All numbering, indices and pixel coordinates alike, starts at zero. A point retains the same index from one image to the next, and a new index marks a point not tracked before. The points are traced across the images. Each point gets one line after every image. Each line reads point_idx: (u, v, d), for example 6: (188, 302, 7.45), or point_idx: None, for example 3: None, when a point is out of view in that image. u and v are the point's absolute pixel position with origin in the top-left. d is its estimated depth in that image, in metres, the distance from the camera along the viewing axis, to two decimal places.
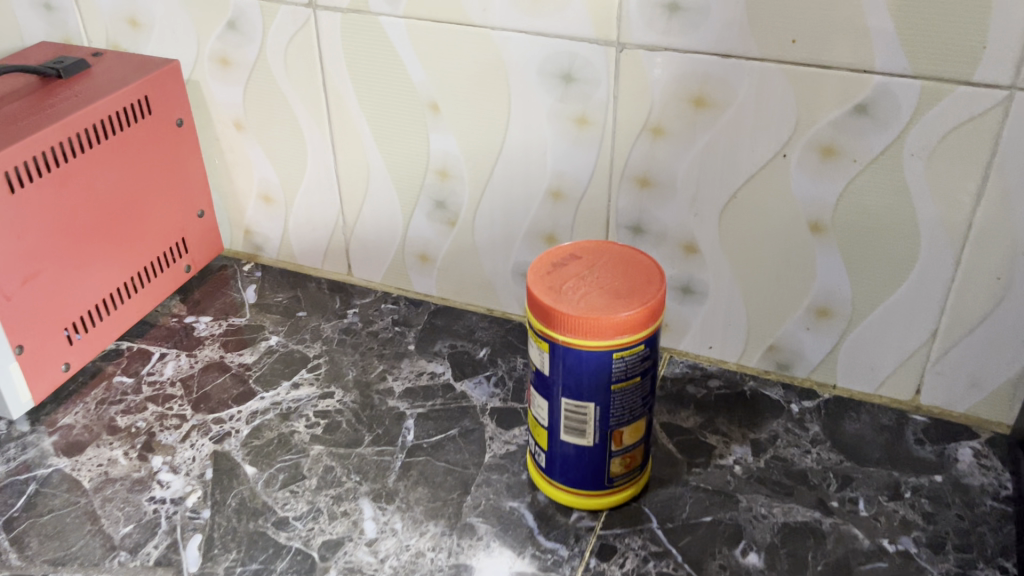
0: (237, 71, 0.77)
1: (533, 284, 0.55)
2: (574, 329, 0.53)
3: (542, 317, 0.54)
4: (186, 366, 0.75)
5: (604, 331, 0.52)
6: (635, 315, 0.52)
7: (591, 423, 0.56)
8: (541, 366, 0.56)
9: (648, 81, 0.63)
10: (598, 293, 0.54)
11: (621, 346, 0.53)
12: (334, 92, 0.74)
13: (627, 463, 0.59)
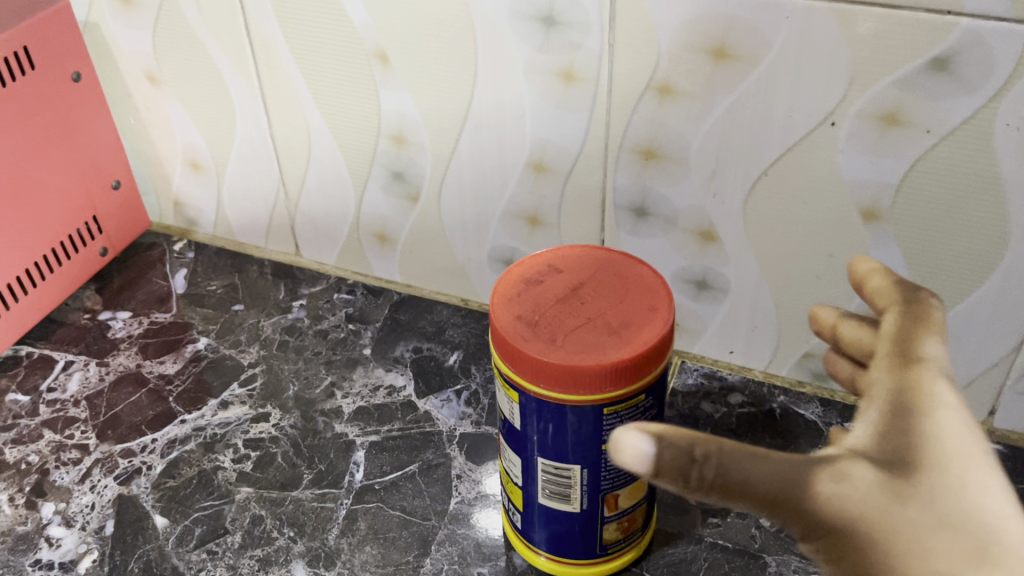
0: (141, 13, 0.62)
1: (498, 314, 0.42)
2: (551, 381, 0.40)
3: (510, 362, 0.41)
4: (94, 379, 0.62)
5: (591, 383, 0.40)
6: (632, 360, 0.39)
7: (577, 485, 0.44)
8: (509, 416, 0.44)
9: (653, 26, 0.48)
10: (583, 327, 0.41)
11: (614, 399, 0.40)
12: (260, 38, 0.59)
13: (625, 528, 0.46)
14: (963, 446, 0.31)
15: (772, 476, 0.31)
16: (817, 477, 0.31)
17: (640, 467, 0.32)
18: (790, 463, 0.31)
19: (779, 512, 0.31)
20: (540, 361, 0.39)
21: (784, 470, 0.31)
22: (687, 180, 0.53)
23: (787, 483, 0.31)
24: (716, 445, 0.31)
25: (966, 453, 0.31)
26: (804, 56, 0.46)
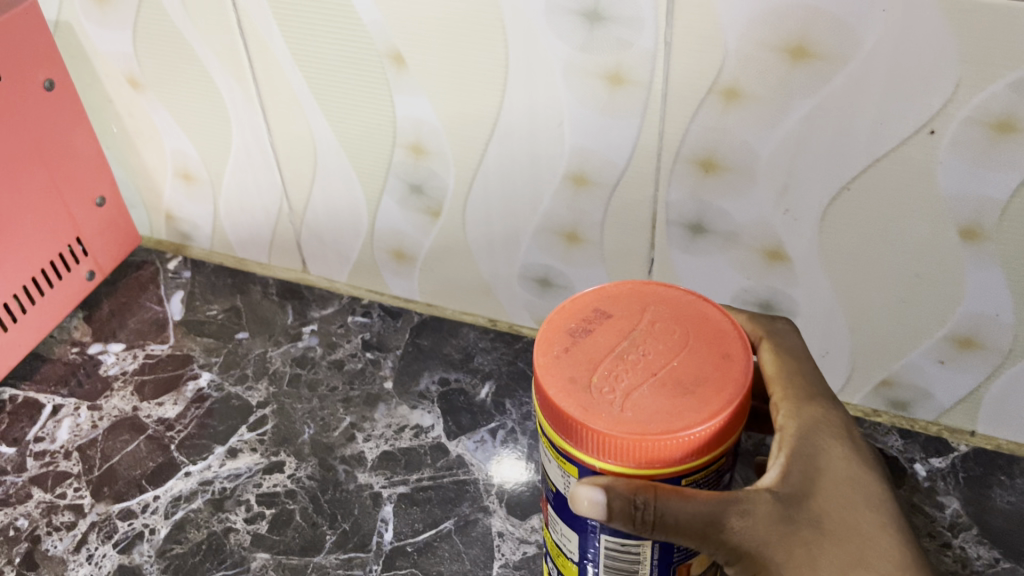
0: (117, 11, 0.55)
1: (547, 378, 0.35)
2: (622, 458, 0.33)
3: (568, 437, 0.34)
4: (87, 426, 0.55)
5: (670, 456, 0.33)
6: (716, 425, 0.33)
7: (646, 565, 0.37)
8: (563, 487, 0.36)
9: (719, 22, 0.41)
10: (650, 389, 0.34)
11: (694, 470, 0.34)
12: (255, 37, 0.52)
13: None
14: (858, 476, 0.37)
15: (698, 517, 0.33)
16: (735, 511, 0.34)
17: (594, 512, 0.33)
18: (713, 501, 0.33)
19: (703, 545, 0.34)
20: (609, 436, 0.32)
21: (706, 510, 0.33)
22: (751, 193, 0.46)
23: (708, 521, 0.33)
24: (652, 487, 0.33)
25: (851, 462, 0.37)
26: (901, 55, 0.39)
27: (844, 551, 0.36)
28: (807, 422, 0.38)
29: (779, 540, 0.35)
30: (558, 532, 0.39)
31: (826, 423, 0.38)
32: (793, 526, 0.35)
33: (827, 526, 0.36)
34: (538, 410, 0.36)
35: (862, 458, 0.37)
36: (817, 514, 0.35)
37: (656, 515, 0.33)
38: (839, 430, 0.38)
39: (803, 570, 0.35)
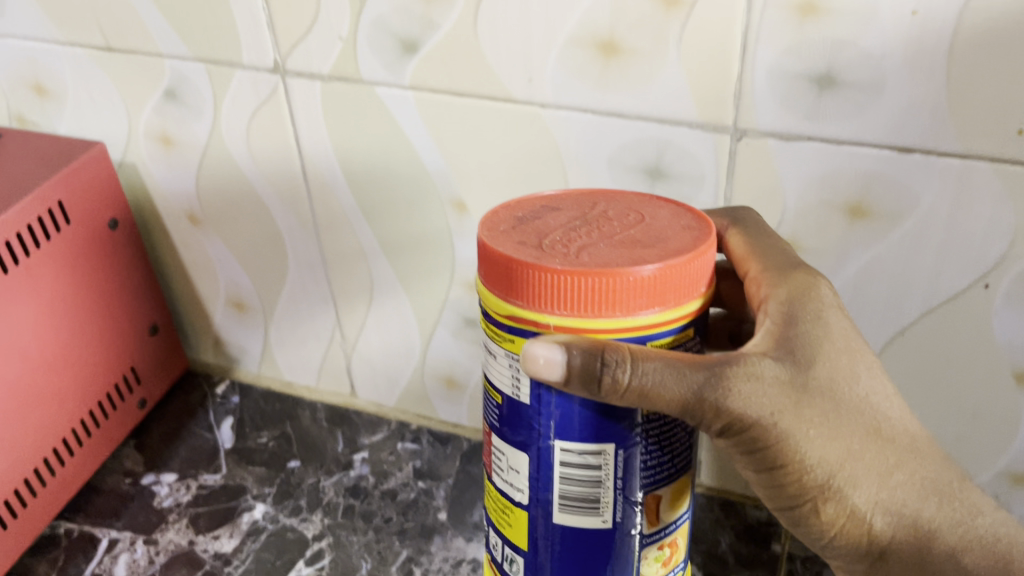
0: (183, 154, 0.57)
1: (485, 238, 0.32)
2: (572, 298, 0.29)
3: (513, 297, 0.31)
4: (143, 562, 0.55)
5: (627, 302, 0.30)
6: (674, 272, 0.30)
7: (608, 495, 0.33)
8: (510, 390, 0.33)
9: (780, 181, 0.43)
10: (605, 244, 0.31)
11: (656, 325, 0.31)
12: (319, 182, 0.54)
13: (664, 559, 0.35)
14: (852, 346, 0.35)
15: (684, 366, 0.30)
16: (729, 379, 0.31)
17: (549, 374, 0.29)
18: (701, 372, 0.31)
19: (694, 411, 0.31)
20: (554, 274, 0.29)
21: (696, 408, 0.31)
22: None
23: (699, 402, 0.31)
24: (628, 350, 0.29)
25: (845, 339, 0.35)
26: (956, 216, 0.41)
27: (850, 414, 0.34)
28: (787, 297, 0.36)
29: (786, 401, 0.32)
30: (504, 473, 0.35)
31: (809, 298, 0.36)
32: (805, 417, 0.33)
33: (831, 388, 0.34)
34: (480, 286, 0.33)
35: (857, 335, 0.36)
36: (815, 374, 0.33)
37: (638, 386, 0.29)
38: (834, 317, 0.36)
39: (805, 436, 0.33)
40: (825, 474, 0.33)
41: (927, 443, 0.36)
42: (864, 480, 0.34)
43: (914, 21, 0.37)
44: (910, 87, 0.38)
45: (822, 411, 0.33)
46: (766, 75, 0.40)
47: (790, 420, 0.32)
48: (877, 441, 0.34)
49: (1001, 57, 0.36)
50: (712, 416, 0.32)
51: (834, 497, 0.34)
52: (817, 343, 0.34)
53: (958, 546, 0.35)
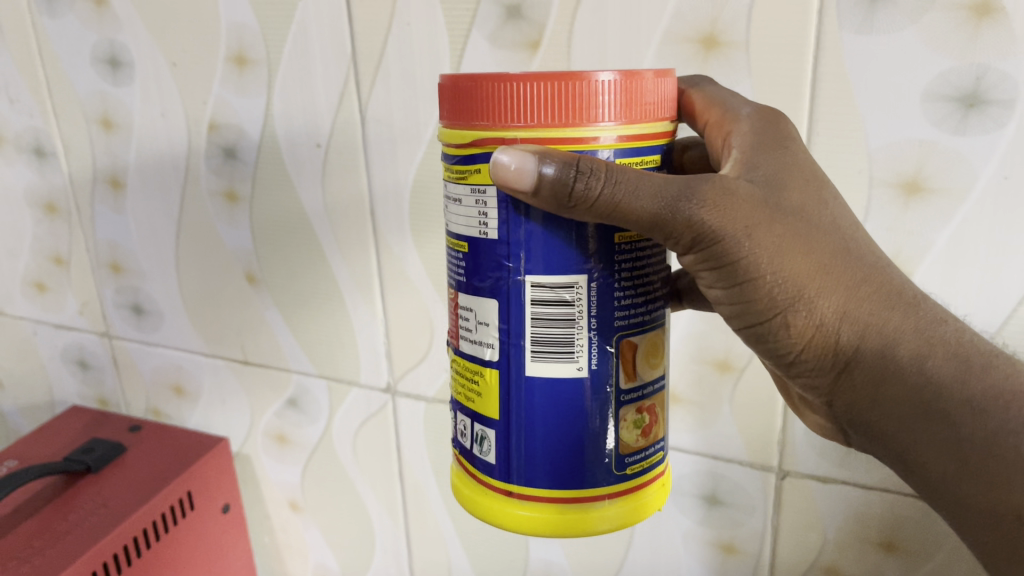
0: (295, 451, 0.66)
1: (449, 80, 0.35)
2: (539, 109, 0.32)
3: (480, 119, 0.33)
4: None
5: (591, 109, 0.32)
6: (634, 80, 0.33)
7: (582, 336, 0.34)
8: (478, 230, 0.35)
9: (819, 515, 0.51)
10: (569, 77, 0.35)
11: (623, 139, 0.33)
12: (412, 483, 0.62)
13: (643, 429, 0.37)
14: (813, 173, 0.35)
15: (658, 180, 0.32)
16: (700, 181, 0.33)
17: (521, 182, 0.31)
18: (675, 179, 0.32)
19: (669, 227, 0.32)
20: (519, 84, 0.32)
21: (671, 188, 0.32)
22: None
23: (672, 201, 0.32)
24: (604, 162, 0.32)
25: (813, 165, 0.36)
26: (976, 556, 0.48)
27: (818, 218, 0.34)
28: (753, 130, 0.37)
29: (758, 215, 0.33)
30: (472, 333, 0.37)
31: (778, 123, 0.37)
32: (768, 208, 0.33)
33: (801, 206, 0.34)
34: (446, 133, 0.36)
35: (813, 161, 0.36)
36: (785, 194, 0.34)
37: (608, 180, 0.31)
38: (800, 142, 0.37)
39: (773, 251, 0.33)
40: (790, 268, 0.33)
41: (899, 269, 0.36)
42: (829, 287, 0.34)
43: None
44: None
45: (793, 227, 0.34)
46: (804, 433, 0.50)
47: (760, 233, 0.33)
48: (845, 257, 0.34)
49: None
50: (686, 233, 0.32)
51: (802, 309, 0.34)
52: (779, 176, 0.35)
53: (920, 347, 0.34)
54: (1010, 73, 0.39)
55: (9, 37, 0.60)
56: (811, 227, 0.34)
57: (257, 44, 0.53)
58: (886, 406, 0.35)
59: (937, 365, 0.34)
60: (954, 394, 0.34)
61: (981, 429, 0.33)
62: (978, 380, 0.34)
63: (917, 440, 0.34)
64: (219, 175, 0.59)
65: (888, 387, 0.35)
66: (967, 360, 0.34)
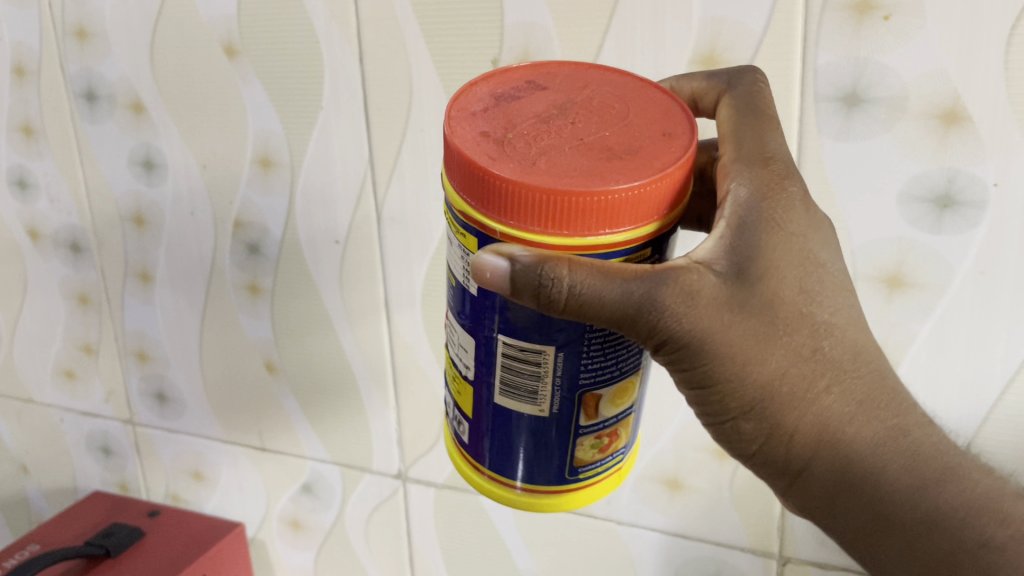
0: (309, 535, 0.69)
1: (452, 135, 0.34)
2: (519, 213, 0.31)
3: (466, 195, 0.33)
4: None
5: (582, 223, 0.31)
6: (629, 191, 0.31)
7: (546, 388, 0.35)
8: (462, 277, 0.35)
9: None
10: (571, 149, 0.33)
11: (612, 247, 0.32)
12: (424, 569, 0.66)
13: (601, 447, 0.38)
14: (800, 263, 0.36)
15: (636, 286, 0.32)
16: (676, 280, 0.33)
17: (496, 284, 0.32)
18: (648, 278, 0.32)
19: (639, 331, 0.33)
20: (505, 182, 0.31)
21: (643, 290, 0.32)
22: None
23: (639, 308, 0.32)
24: (581, 268, 0.31)
25: (802, 247, 0.36)
26: None
27: (794, 318, 0.35)
28: (758, 195, 0.36)
29: (734, 323, 0.34)
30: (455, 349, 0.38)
31: (776, 196, 0.36)
32: (742, 309, 0.34)
33: (782, 308, 0.35)
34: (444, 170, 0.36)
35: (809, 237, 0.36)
36: (768, 293, 0.35)
37: (579, 289, 0.31)
38: (796, 217, 0.36)
39: (744, 358, 0.35)
40: (757, 373, 0.35)
41: (866, 357, 0.38)
42: (796, 398, 0.36)
43: None
44: None
45: (769, 335, 0.35)
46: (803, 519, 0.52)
47: (733, 345, 0.34)
48: (817, 365, 0.36)
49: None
50: (655, 339, 0.33)
51: (766, 416, 0.36)
52: (766, 271, 0.35)
53: (877, 461, 0.38)
54: (979, 176, 0.42)
55: (50, 141, 0.64)
56: (785, 330, 0.35)
57: (282, 147, 0.57)
58: (841, 505, 0.39)
59: (890, 476, 0.38)
60: (905, 506, 0.39)
61: (926, 540, 0.39)
62: (927, 493, 0.39)
63: (865, 539, 0.39)
64: (243, 269, 0.62)
65: (842, 490, 0.39)
66: (914, 459, 0.39)
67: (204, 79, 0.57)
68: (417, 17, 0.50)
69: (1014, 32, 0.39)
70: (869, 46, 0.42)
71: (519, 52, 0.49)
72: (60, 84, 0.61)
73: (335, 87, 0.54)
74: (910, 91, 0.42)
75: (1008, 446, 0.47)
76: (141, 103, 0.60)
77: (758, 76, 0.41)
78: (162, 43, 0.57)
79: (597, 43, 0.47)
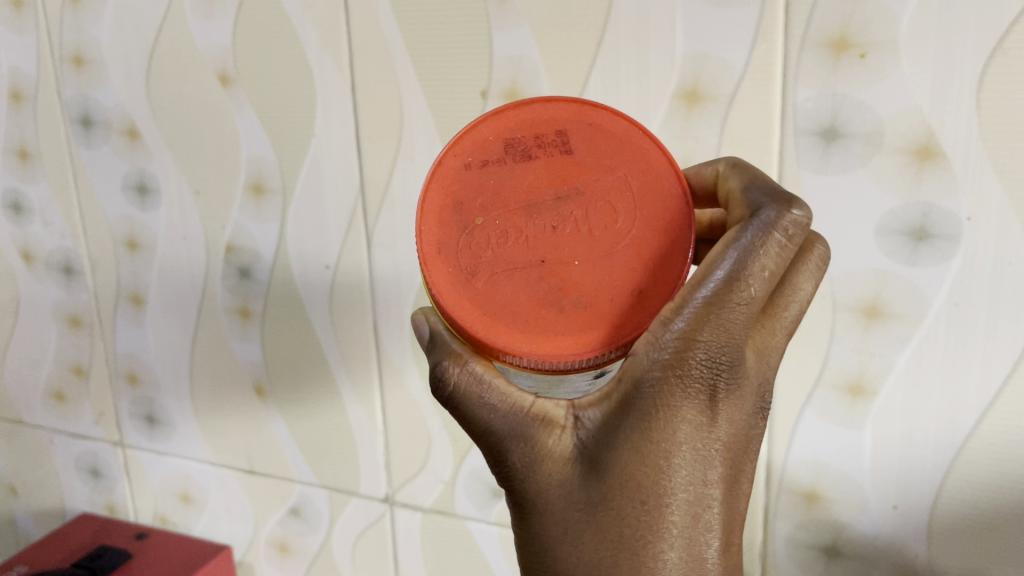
0: (296, 559, 0.69)
1: (434, 193, 0.38)
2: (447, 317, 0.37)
3: None
4: None
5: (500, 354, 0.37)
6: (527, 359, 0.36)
7: None
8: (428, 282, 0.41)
9: None
10: (514, 280, 0.37)
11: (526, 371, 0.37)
12: None
13: None
14: (657, 479, 0.34)
15: (490, 419, 0.36)
16: (528, 435, 0.35)
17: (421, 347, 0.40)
18: (509, 422, 0.35)
19: (493, 460, 0.37)
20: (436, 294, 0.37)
21: (500, 430, 0.36)
22: None
23: (494, 444, 0.36)
24: (464, 373, 0.36)
25: (664, 461, 0.34)
26: None
27: (617, 526, 0.34)
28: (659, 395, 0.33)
29: (559, 496, 0.35)
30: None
31: (674, 407, 0.33)
32: (575, 489, 0.35)
33: (613, 510, 0.34)
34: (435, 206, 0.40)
35: (690, 460, 0.34)
36: (606, 491, 0.34)
37: (455, 388, 0.36)
38: (673, 427, 0.33)
39: (554, 532, 0.35)
40: (563, 552, 0.35)
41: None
42: None
43: (895, 512, 0.50)
44: (901, 563, 0.51)
45: (582, 529, 0.35)
46: (785, 543, 0.53)
47: (551, 517, 0.35)
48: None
49: (982, 537, 0.48)
50: (500, 473, 0.37)
51: None
52: (612, 468, 0.34)
53: None
54: (953, 211, 0.43)
55: (47, 166, 0.65)
56: (601, 531, 0.34)
57: (274, 173, 0.58)
58: None
59: None
60: None
61: None
62: None
63: None
64: (234, 293, 0.63)
65: None
66: None
67: (199, 106, 0.58)
68: (408, 49, 0.51)
69: (985, 71, 0.41)
70: (846, 83, 0.43)
71: (507, 83, 0.50)
72: (57, 109, 0.63)
73: (327, 117, 0.55)
74: (886, 125, 0.43)
75: (981, 478, 0.47)
76: (137, 129, 0.61)
77: (781, 224, 0.34)
78: (159, 70, 0.58)
79: (583, 76, 0.48)
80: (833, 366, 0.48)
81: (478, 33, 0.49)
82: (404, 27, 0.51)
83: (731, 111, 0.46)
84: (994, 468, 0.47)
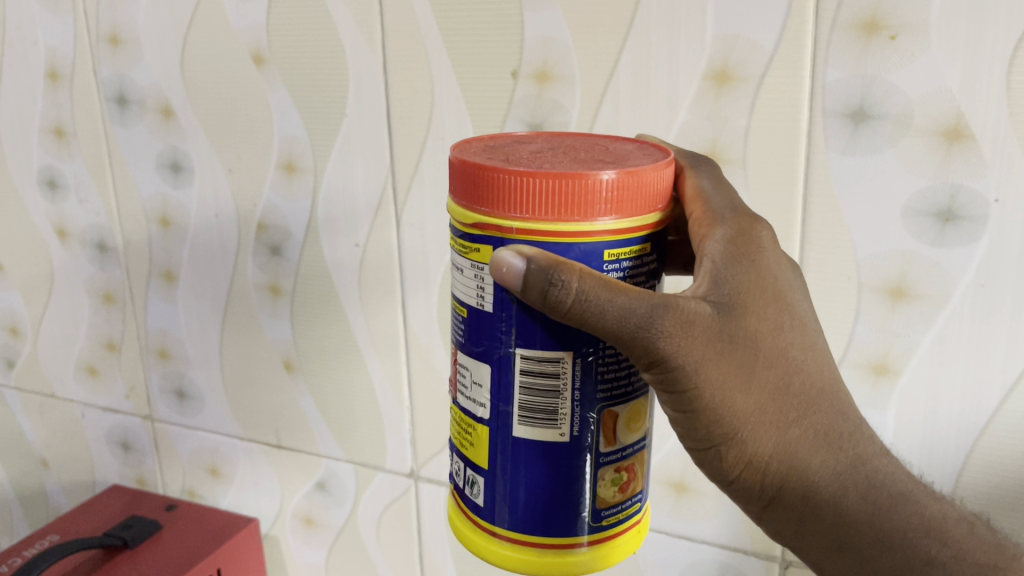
0: (322, 532, 0.71)
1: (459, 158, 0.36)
2: (537, 202, 0.33)
3: (480, 204, 0.35)
4: None
5: (587, 206, 0.33)
6: (632, 176, 0.34)
7: (566, 406, 0.36)
8: (475, 298, 0.37)
9: None
10: (567, 161, 0.36)
11: (615, 234, 0.34)
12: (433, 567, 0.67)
13: (621, 484, 0.39)
14: (776, 299, 0.37)
15: (629, 303, 0.33)
16: (670, 303, 0.34)
17: (512, 283, 0.33)
18: (646, 299, 0.33)
19: (635, 350, 0.34)
20: (523, 177, 0.33)
21: (643, 307, 0.33)
22: None
23: (636, 328, 0.33)
24: (580, 271, 0.33)
25: (772, 281, 0.38)
26: None
27: (768, 343, 0.36)
28: (728, 241, 0.38)
29: (716, 347, 0.35)
30: (468, 390, 0.39)
31: (753, 248, 0.38)
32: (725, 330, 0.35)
33: (758, 335, 0.36)
34: (454, 213, 0.37)
35: (785, 278, 0.38)
36: (744, 322, 0.36)
37: (588, 291, 0.33)
38: (766, 256, 0.38)
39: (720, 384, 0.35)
40: (733, 396, 0.36)
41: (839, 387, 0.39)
42: (762, 432, 0.36)
43: None
44: None
45: (746, 364, 0.35)
46: None
47: (714, 369, 0.35)
48: (786, 396, 0.37)
49: (1004, 517, 0.49)
50: (645, 355, 0.34)
51: (738, 445, 0.37)
52: (744, 299, 0.36)
53: (835, 488, 0.38)
54: (981, 193, 0.43)
55: (82, 144, 0.66)
56: (760, 353, 0.36)
57: (306, 152, 0.59)
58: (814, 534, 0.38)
59: (849, 506, 0.38)
60: (863, 531, 0.38)
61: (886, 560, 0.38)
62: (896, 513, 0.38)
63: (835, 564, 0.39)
64: (264, 270, 0.64)
65: (809, 521, 0.38)
66: (869, 488, 0.38)
67: (233, 85, 0.59)
68: (441, 29, 0.52)
69: (1015, 54, 0.41)
70: (876, 65, 0.43)
71: (538, 64, 0.50)
72: (93, 88, 0.64)
73: (359, 96, 0.55)
74: (915, 107, 0.43)
75: (1003, 459, 0.48)
76: (171, 107, 0.62)
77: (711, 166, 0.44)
78: (194, 50, 0.59)
79: (614, 57, 0.48)
80: (857, 347, 0.49)
81: (510, 14, 0.50)
82: (437, 8, 0.51)
83: (760, 93, 0.46)
84: (1017, 449, 0.47)
